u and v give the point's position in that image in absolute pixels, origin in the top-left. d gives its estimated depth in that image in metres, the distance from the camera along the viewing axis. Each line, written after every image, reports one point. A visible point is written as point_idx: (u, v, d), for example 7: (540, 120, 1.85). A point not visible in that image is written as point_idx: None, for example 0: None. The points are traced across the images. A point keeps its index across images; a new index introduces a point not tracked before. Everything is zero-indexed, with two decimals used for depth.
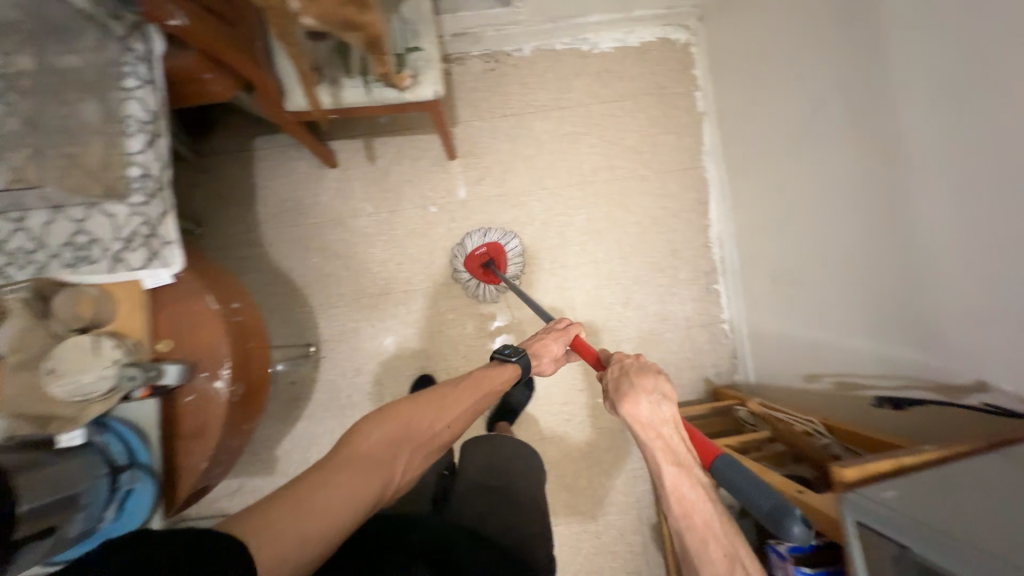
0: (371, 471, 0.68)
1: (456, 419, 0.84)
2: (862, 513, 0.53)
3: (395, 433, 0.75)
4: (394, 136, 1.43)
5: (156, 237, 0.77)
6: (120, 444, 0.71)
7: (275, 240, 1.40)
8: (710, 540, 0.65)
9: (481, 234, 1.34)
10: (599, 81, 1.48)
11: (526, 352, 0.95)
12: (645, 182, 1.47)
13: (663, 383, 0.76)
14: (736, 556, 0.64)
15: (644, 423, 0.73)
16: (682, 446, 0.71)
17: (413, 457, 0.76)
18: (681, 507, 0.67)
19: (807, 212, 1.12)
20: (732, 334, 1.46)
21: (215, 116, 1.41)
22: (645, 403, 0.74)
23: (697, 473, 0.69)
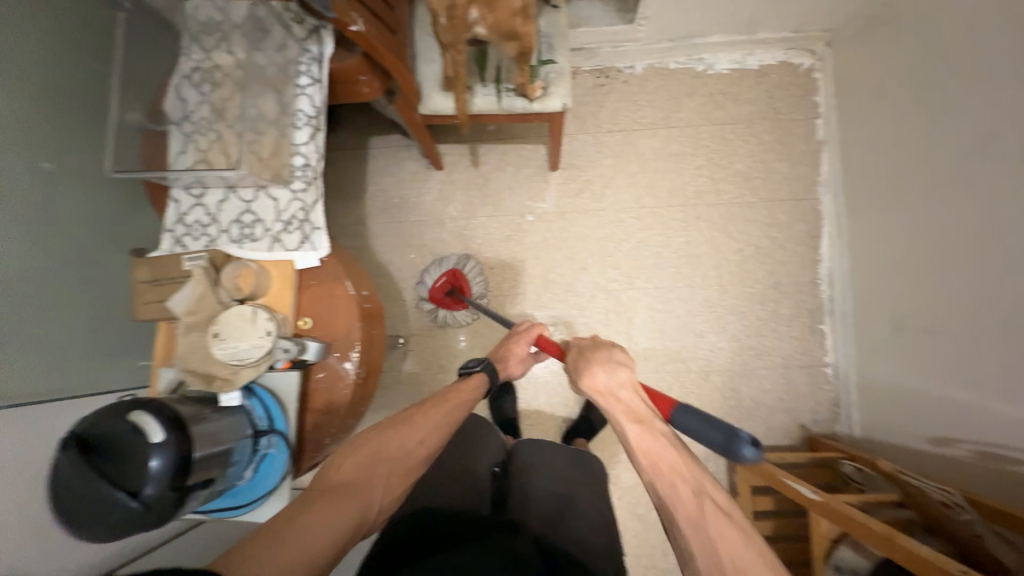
0: (344, 502, 0.67)
1: (429, 436, 0.81)
2: None
3: (366, 461, 0.73)
4: (500, 144, 1.47)
5: (308, 222, 0.83)
6: (262, 410, 0.77)
7: (379, 234, 1.48)
8: (676, 480, 0.64)
9: (438, 265, 1.36)
10: (712, 102, 1.44)
11: (489, 360, 0.98)
12: (753, 209, 1.41)
13: (619, 351, 0.80)
14: (704, 490, 0.62)
15: (604, 391, 0.75)
16: (643, 404, 0.73)
17: (390, 481, 0.74)
18: (645, 455, 0.67)
19: (952, 260, 1.01)
20: (836, 381, 1.34)
21: (339, 113, 1.52)
22: (601, 371, 0.76)
23: (659, 425, 0.70)
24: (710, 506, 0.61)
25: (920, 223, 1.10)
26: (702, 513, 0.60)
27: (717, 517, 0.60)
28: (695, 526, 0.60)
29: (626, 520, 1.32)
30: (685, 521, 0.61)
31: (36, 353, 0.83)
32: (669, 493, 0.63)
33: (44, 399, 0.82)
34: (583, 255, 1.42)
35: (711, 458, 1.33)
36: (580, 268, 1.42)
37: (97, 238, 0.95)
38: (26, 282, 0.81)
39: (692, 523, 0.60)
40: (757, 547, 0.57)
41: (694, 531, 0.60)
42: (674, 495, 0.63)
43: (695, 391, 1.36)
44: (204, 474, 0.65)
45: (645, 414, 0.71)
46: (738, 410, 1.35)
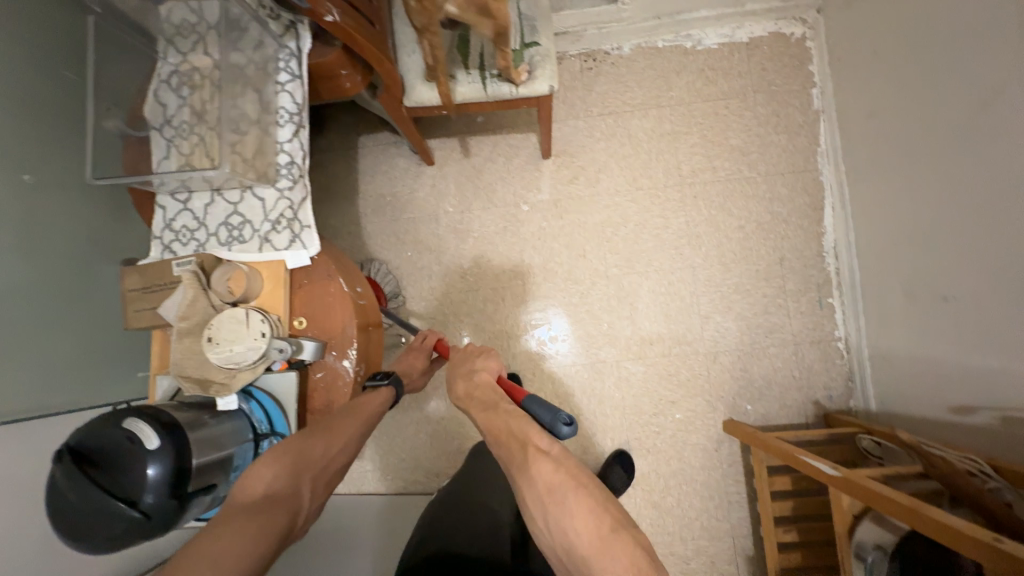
0: (267, 512, 0.60)
1: (354, 438, 0.74)
2: None
3: (292, 463, 0.66)
4: (490, 135, 1.45)
5: (297, 220, 0.82)
6: (261, 413, 0.75)
7: (374, 234, 1.47)
8: (508, 439, 0.67)
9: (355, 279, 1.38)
10: (702, 78, 1.42)
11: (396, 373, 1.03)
12: (752, 184, 1.38)
13: (481, 358, 0.86)
14: (528, 440, 0.65)
15: (466, 394, 0.81)
16: (494, 391, 0.79)
17: (318, 482, 0.68)
18: (489, 428, 0.71)
19: (961, 222, 0.98)
20: (848, 354, 1.31)
21: (327, 115, 1.51)
22: (461, 379, 0.84)
23: (502, 402, 0.75)
24: (531, 450, 0.63)
25: (926, 183, 1.06)
26: (523, 456, 0.63)
27: (535, 455, 0.62)
28: (521, 471, 0.62)
29: (641, 509, 1.30)
30: (516, 472, 0.63)
31: (30, 370, 0.82)
32: (506, 455, 0.66)
33: (47, 414, 0.84)
34: (581, 242, 1.40)
35: (725, 441, 1.30)
36: (578, 255, 1.39)
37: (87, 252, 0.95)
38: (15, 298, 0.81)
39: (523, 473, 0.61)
40: (564, 467, 0.60)
41: (520, 478, 0.62)
42: (508, 453, 0.66)
43: (703, 373, 1.33)
44: (204, 479, 0.63)
45: (490, 398, 0.77)
46: (749, 389, 1.32)
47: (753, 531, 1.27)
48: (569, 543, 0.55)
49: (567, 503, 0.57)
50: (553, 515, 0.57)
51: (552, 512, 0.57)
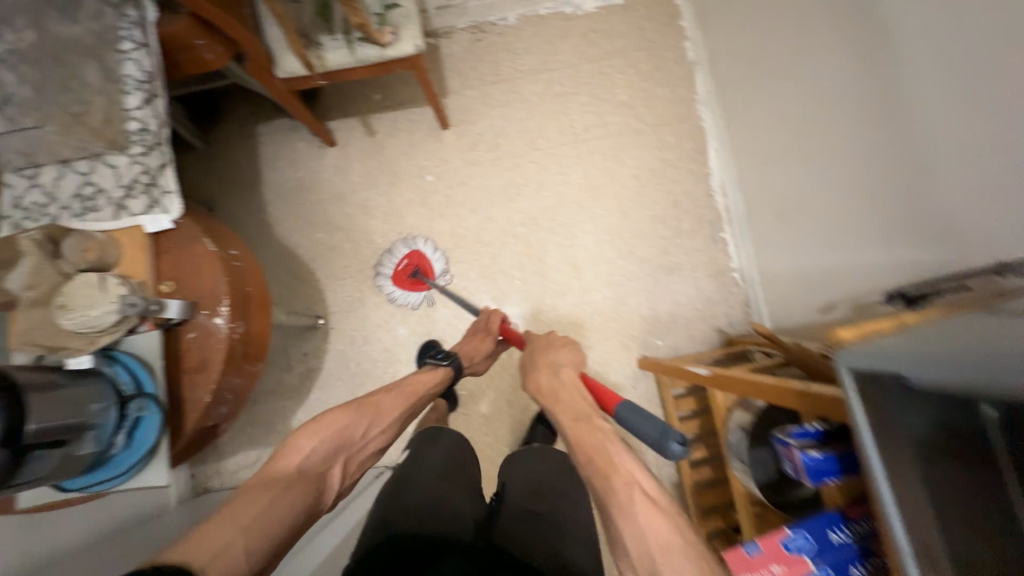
0: (301, 485, 0.69)
1: (390, 426, 0.86)
2: (858, 359, 0.46)
3: (330, 445, 0.75)
4: (389, 111, 1.48)
5: (157, 186, 0.82)
6: (128, 375, 0.74)
7: (282, 220, 1.46)
8: (609, 473, 0.65)
9: (394, 251, 1.38)
10: (585, 41, 1.49)
11: (458, 356, 1.06)
12: (641, 135, 1.46)
13: (566, 351, 0.91)
14: (635, 481, 0.64)
15: (548, 390, 0.85)
16: (584, 402, 0.79)
17: (346, 465, 0.78)
18: (585, 450, 0.70)
19: (813, 147, 1.05)
20: (743, 283, 1.40)
21: (221, 107, 1.49)
22: (543, 372, 0.88)
23: (598, 421, 0.75)
24: (639, 494, 0.62)
25: (779, 114, 1.16)
26: (629, 499, 0.62)
27: (645, 506, 0.61)
28: (625, 516, 0.61)
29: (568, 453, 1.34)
30: (614, 509, 0.62)
31: None
32: (603, 484, 0.65)
33: None
34: (487, 206, 1.44)
35: (640, 377, 1.36)
36: (485, 218, 1.44)
37: None
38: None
39: (621, 511, 0.61)
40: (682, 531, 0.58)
41: (627, 529, 0.60)
42: (604, 483, 0.65)
43: (614, 316, 1.39)
44: (52, 436, 0.62)
45: (583, 412, 0.77)
46: (658, 325, 1.39)
47: None
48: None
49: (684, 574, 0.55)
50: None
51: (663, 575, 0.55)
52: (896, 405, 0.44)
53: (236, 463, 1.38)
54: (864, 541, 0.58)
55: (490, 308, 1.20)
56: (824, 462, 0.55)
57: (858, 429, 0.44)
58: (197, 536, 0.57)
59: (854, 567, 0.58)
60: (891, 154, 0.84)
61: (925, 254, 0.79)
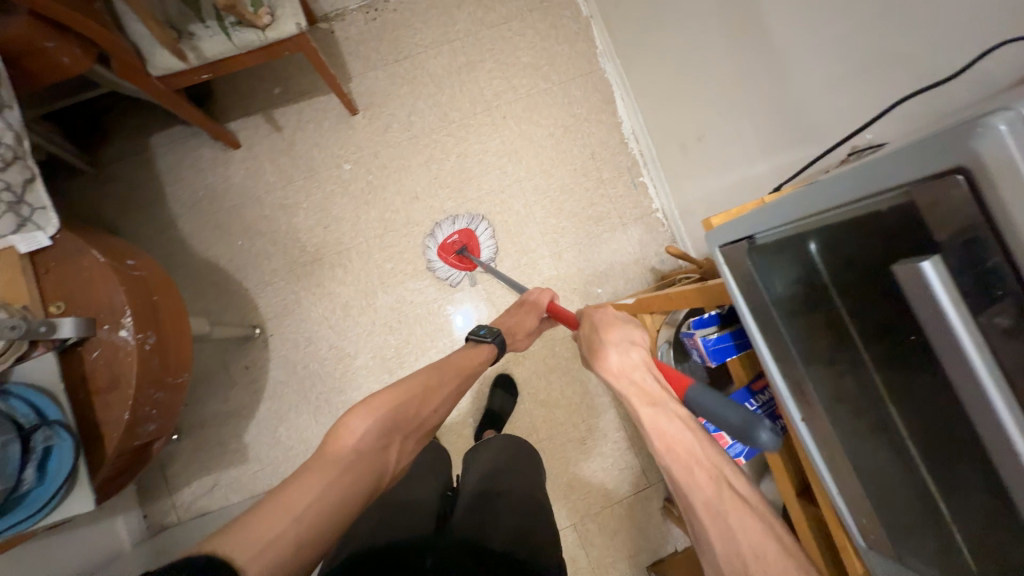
0: (362, 464, 0.68)
1: (441, 404, 0.85)
2: (721, 236, 0.53)
3: (384, 425, 0.73)
4: (291, 103, 1.42)
5: (26, 204, 0.76)
6: (26, 407, 0.68)
7: (195, 233, 1.38)
8: (693, 465, 0.59)
9: (450, 223, 1.38)
10: (480, 7, 1.49)
11: (501, 334, 1.00)
12: (550, 94, 1.49)
13: (629, 327, 0.82)
14: (724, 477, 0.57)
15: (618, 370, 0.75)
16: (657, 386, 0.70)
17: (401, 445, 0.76)
18: (664, 440, 0.63)
19: (699, 76, 1.12)
20: (667, 221, 1.48)
21: (106, 123, 1.38)
22: (614, 352, 0.77)
23: (674, 407, 0.66)
24: (727, 489, 0.56)
25: (667, 50, 1.21)
26: (717, 496, 0.56)
27: (737, 504, 0.55)
28: (712, 513, 0.56)
29: (531, 410, 1.38)
30: (702, 505, 0.57)
31: None
32: (687, 480, 0.59)
33: None
34: (411, 185, 1.43)
35: None
36: (412, 198, 1.42)
37: None
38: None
39: (711, 508, 0.56)
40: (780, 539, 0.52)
41: (713, 525, 0.55)
42: (689, 476, 0.59)
43: (554, 272, 1.43)
44: None
45: (659, 395, 0.68)
46: (596, 275, 1.44)
47: None
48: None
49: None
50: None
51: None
52: (754, 269, 0.49)
53: (191, 492, 1.31)
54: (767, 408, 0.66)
55: (540, 286, 1.18)
56: (719, 342, 0.63)
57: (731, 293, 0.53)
58: (256, 519, 0.57)
59: None
60: (760, 66, 0.90)
61: (797, 154, 0.86)
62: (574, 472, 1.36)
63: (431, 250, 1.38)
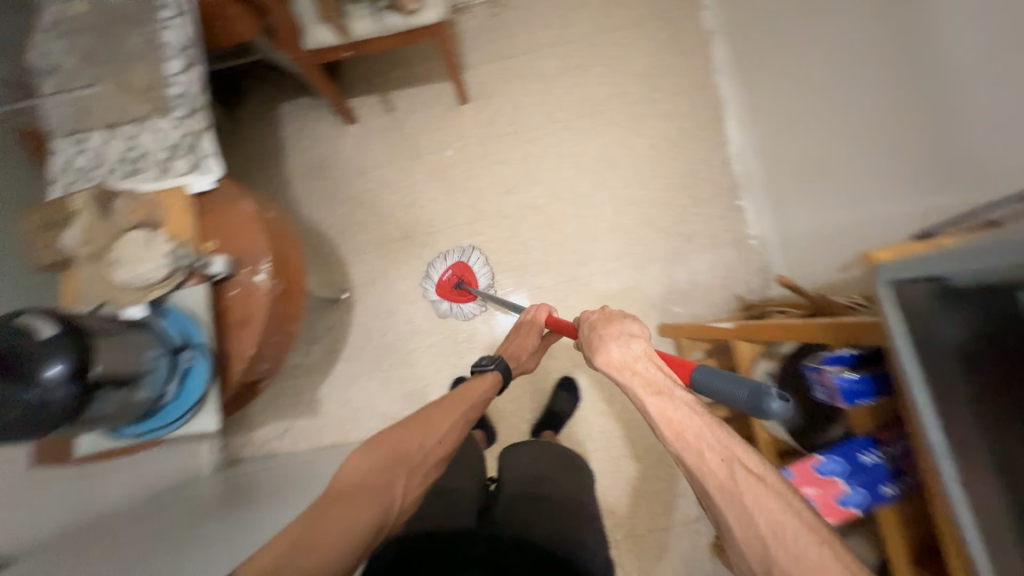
0: (367, 498, 0.71)
1: (447, 434, 0.86)
2: (896, 271, 0.51)
3: (385, 460, 0.77)
4: (408, 87, 1.50)
5: (198, 149, 0.86)
6: (175, 328, 0.76)
7: (305, 197, 1.49)
8: (702, 448, 0.60)
9: (443, 259, 1.40)
10: (601, 12, 1.50)
11: (502, 358, 1.02)
12: (658, 105, 1.47)
13: (629, 321, 0.78)
14: (735, 457, 0.58)
15: (620, 363, 0.72)
16: (661, 374, 0.69)
17: (408, 479, 0.78)
18: (673, 430, 0.62)
19: (834, 103, 1.06)
20: (762, 250, 1.42)
21: (244, 87, 1.52)
22: (615, 346, 0.74)
23: (679, 394, 0.65)
24: (740, 472, 0.58)
25: (801, 73, 1.16)
26: (732, 479, 0.57)
27: (751, 483, 0.56)
28: (727, 493, 0.57)
29: (591, 418, 1.37)
30: (718, 489, 0.58)
31: None
32: (699, 467, 0.59)
33: None
34: (506, 178, 1.46)
35: (661, 344, 1.38)
36: (505, 191, 1.46)
37: None
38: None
39: (724, 491, 0.57)
40: (796, 511, 0.54)
41: (731, 508, 0.57)
42: (702, 462, 0.59)
43: (635, 284, 1.41)
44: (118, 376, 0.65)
45: (665, 385, 0.66)
46: (677, 293, 1.40)
47: None
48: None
49: (807, 558, 0.52)
50: (780, 562, 0.53)
51: (781, 561, 0.52)
52: (937, 311, 0.48)
53: (266, 432, 1.42)
54: (895, 462, 0.61)
55: (536, 303, 1.14)
56: (858, 383, 0.59)
57: (893, 333, 0.50)
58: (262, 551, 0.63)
59: (885, 485, 0.61)
60: (915, 100, 0.84)
61: (947, 198, 0.79)
62: (624, 487, 1.33)
63: (429, 289, 1.41)
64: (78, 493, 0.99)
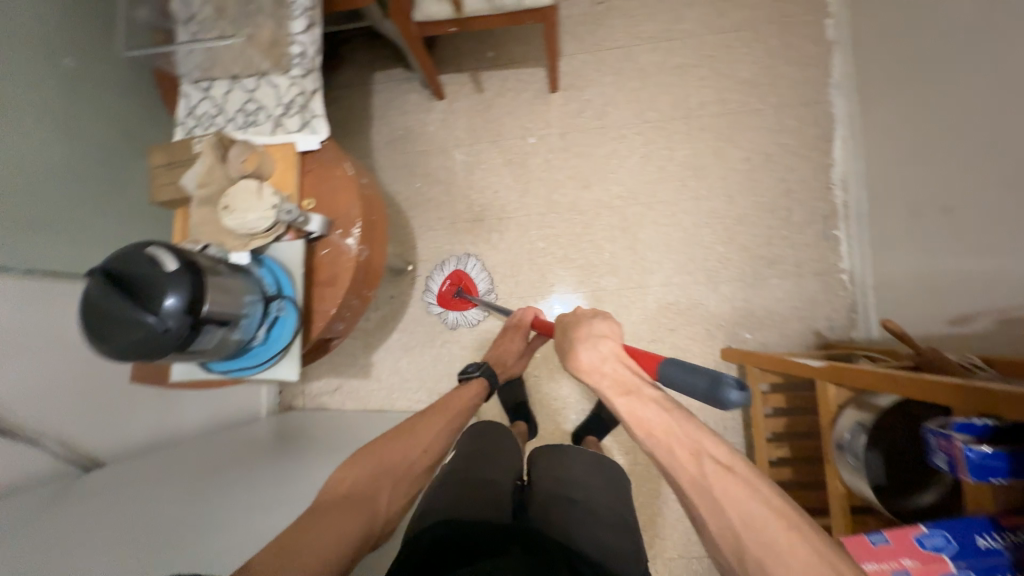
0: (352, 507, 0.70)
1: (432, 442, 0.85)
2: None
3: (372, 472, 0.76)
4: (500, 69, 1.48)
5: (308, 110, 0.89)
6: (271, 278, 0.81)
7: (385, 166, 1.52)
8: (671, 445, 0.62)
9: (440, 271, 1.40)
10: (714, 11, 1.41)
11: (486, 365, 1.04)
12: (761, 116, 1.37)
13: (600, 320, 0.74)
14: (702, 449, 0.60)
15: (588, 366, 0.70)
16: (631, 373, 0.68)
17: (394, 489, 0.77)
18: (641, 427, 0.64)
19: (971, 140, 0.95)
20: (852, 286, 1.30)
21: (343, 53, 1.56)
22: (582, 348, 0.71)
23: (648, 392, 0.66)
24: (709, 465, 0.59)
25: (939, 99, 1.04)
26: (704, 474, 0.59)
27: (720, 474, 0.58)
28: (697, 487, 0.59)
29: None
30: (688, 483, 0.60)
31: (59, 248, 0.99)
32: (672, 465, 0.61)
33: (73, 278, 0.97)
34: (586, 173, 1.42)
35: (722, 369, 1.31)
36: (583, 186, 1.42)
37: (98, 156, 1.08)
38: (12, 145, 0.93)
39: (695, 484, 0.59)
40: (763, 497, 0.56)
41: (702, 500, 0.59)
42: (671, 457, 0.61)
43: (704, 302, 1.34)
44: (221, 316, 0.68)
45: (633, 385, 0.66)
46: (750, 319, 1.32)
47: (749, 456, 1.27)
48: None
49: (777, 544, 0.53)
50: (751, 551, 0.54)
51: (752, 546, 0.54)
52: None
53: (318, 386, 1.48)
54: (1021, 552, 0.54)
55: (524, 305, 1.13)
56: (992, 459, 0.52)
57: None
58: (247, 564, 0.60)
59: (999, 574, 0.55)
60: None
61: None
62: (660, 508, 1.29)
63: (430, 300, 1.40)
64: (159, 417, 1.06)
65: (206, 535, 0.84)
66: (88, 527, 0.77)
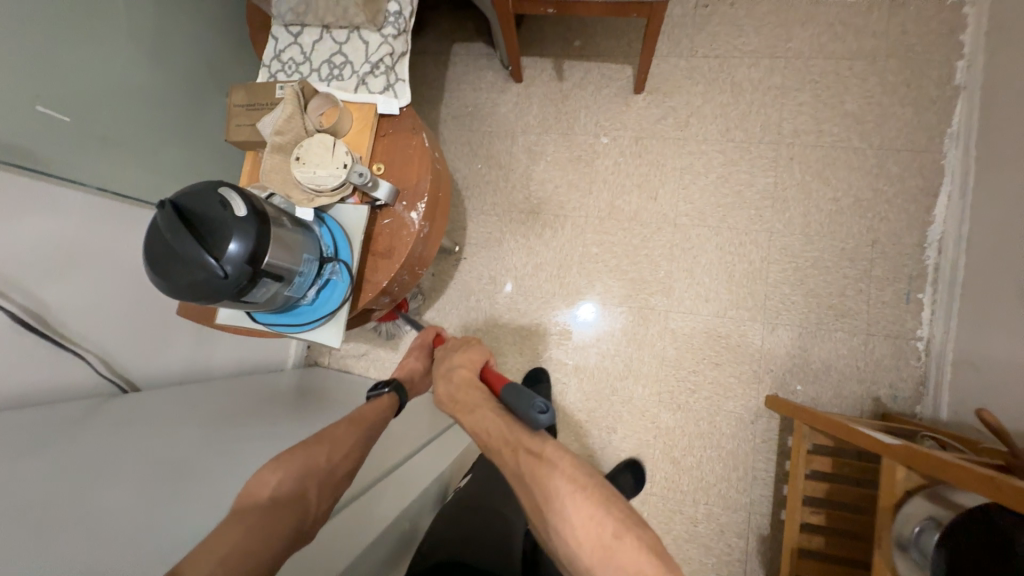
0: (278, 510, 0.63)
1: (353, 447, 0.77)
2: None
3: (298, 473, 0.68)
4: (585, 60, 1.41)
5: (395, 72, 0.86)
6: (329, 239, 0.79)
7: (449, 142, 1.48)
8: (501, 445, 0.64)
9: None
10: (829, 33, 1.30)
11: (397, 379, 0.92)
12: (859, 155, 1.26)
13: (459, 351, 0.80)
14: (521, 444, 0.63)
15: (448, 397, 0.75)
16: (478, 393, 0.72)
17: (322, 492, 0.69)
18: (480, 433, 0.68)
19: None
20: (926, 358, 1.19)
21: (426, 19, 1.52)
22: (441, 382, 0.77)
23: (489, 407, 0.69)
24: (525, 457, 0.62)
25: None
26: (518, 467, 0.61)
27: (529, 459, 0.61)
28: (519, 479, 0.61)
29: (658, 461, 1.25)
30: (516, 480, 0.62)
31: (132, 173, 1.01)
32: (500, 463, 0.64)
33: (132, 200, 0.97)
34: (655, 184, 1.34)
35: (762, 417, 1.23)
36: (649, 197, 1.34)
37: (177, 88, 1.09)
38: (102, 60, 0.93)
39: (518, 476, 0.61)
40: (561, 471, 0.59)
41: (520, 486, 0.61)
42: (503, 461, 0.64)
43: (756, 342, 1.25)
44: (273, 270, 0.65)
45: (478, 403, 0.70)
46: (803, 370, 1.23)
47: (774, 512, 1.19)
48: (573, 554, 0.55)
49: (569, 515, 0.56)
50: (552, 522, 0.57)
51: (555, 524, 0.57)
52: None
53: (345, 349, 1.48)
54: None
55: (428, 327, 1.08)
56: None
57: None
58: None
59: None
60: None
61: None
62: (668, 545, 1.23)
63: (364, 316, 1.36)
64: (182, 350, 1.05)
65: (206, 483, 0.75)
66: (92, 450, 0.72)
